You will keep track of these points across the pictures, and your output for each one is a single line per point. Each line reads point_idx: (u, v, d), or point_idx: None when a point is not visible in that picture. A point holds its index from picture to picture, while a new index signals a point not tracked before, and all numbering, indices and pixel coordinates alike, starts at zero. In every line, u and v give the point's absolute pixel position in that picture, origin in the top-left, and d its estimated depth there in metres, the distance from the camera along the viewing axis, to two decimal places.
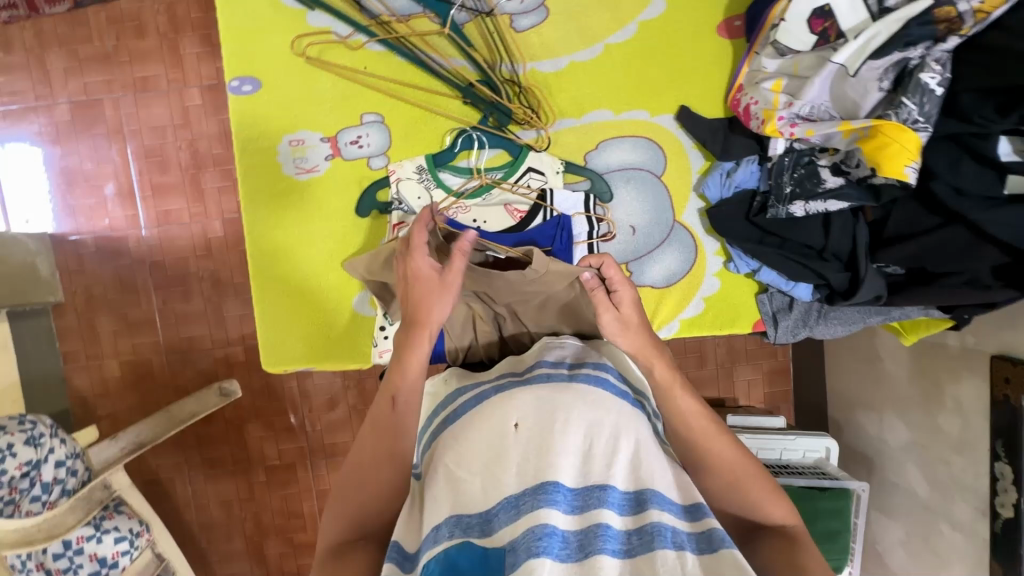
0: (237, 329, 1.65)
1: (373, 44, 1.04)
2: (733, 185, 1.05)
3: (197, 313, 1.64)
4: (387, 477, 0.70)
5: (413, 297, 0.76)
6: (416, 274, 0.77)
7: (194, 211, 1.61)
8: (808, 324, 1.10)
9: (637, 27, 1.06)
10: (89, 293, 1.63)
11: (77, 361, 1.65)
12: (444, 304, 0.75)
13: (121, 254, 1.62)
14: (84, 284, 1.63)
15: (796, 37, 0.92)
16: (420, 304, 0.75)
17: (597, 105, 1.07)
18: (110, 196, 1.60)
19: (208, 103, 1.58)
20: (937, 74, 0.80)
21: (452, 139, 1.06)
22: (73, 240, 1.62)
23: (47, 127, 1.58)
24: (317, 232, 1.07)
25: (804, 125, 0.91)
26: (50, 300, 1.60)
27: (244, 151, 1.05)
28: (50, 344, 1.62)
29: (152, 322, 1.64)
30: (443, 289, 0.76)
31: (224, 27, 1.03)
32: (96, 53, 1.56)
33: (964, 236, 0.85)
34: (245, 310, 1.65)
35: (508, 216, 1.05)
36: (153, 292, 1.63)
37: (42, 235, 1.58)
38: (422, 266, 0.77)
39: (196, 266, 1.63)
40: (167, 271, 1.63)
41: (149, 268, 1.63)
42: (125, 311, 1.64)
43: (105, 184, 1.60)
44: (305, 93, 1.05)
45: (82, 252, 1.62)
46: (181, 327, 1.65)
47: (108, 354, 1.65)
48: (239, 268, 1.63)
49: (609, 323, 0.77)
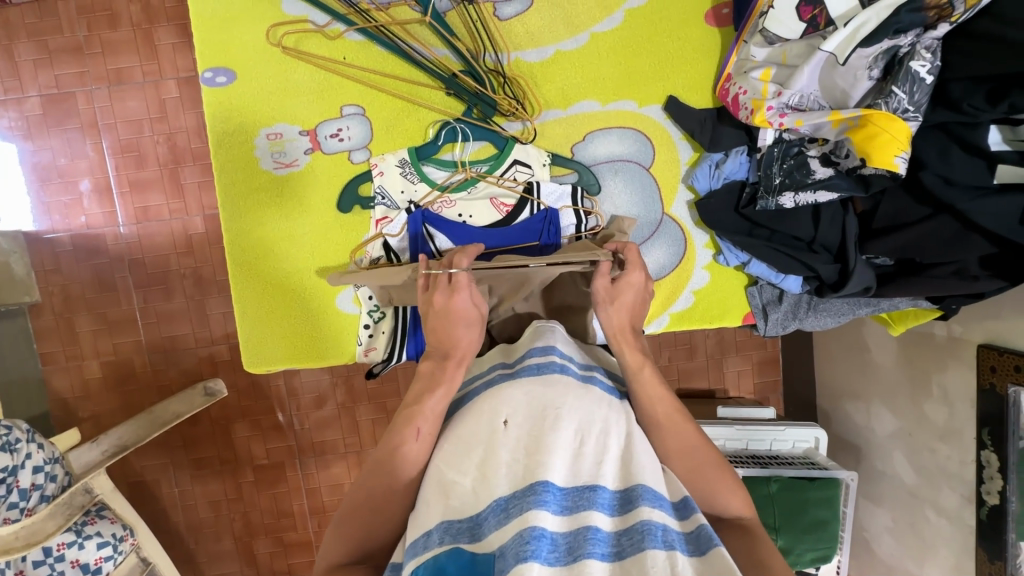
0: (222, 328, 1.62)
1: (351, 33, 1.01)
2: (722, 176, 1.03)
3: (180, 312, 1.60)
4: (376, 499, 0.68)
5: (443, 331, 0.78)
6: (453, 313, 0.79)
7: (174, 207, 1.57)
8: (798, 316, 1.09)
9: (623, 16, 1.03)
10: (66, 292, 1.59)
11: (55, 363, 1.60)
12: (472, 330, 0.78)
13: (99, 252, 1.58)
14: (60, 284, 1.58)
15: (784, 25, 0.89)
16: (452, 338, 0.77)
17: (583, 94, 1.04)
18: (85, 191, 1.55)
19: (185, 96, 1.53)
20: (927, 62, 0.78)
21: (436, 132, 1.03)
22: (49, 238, 1.56)
23: (17, 122, 1.52)
24: (297, 226, 1.04)
25: (793, 114, 0.90)
26: (25, 300, 1.55)
27: (220, 145, 1.01)
28: (28, 346, 1.58)
29: (133, 322, 1.60)
30: (478, 322, 0.80)
31: (194, 17, 0.99)
32: (66, 44, 1.50)
33: (951, 228, 0.84)
34: (229, 308, 1.61)
35: (493, 210, 1.04)
36: (133, 292, 1.59)
37: (15, 234, 1.52)
38: (461, 304, 0.79)
39: (178, 263, 1.59)
40: (147, 269, 1.59)
41: (128, 266, 1.58)
42: (105, 311, 1.60)
43: (79, 180, 1.55)
44: (281, 84, 1.01)
45: (58, 250, 1.57)
46: (163, 327, 1.61)
47: (88, 355, 1.61)
48: (222, 266, 1.59)
49: (601, 287, 0.82)
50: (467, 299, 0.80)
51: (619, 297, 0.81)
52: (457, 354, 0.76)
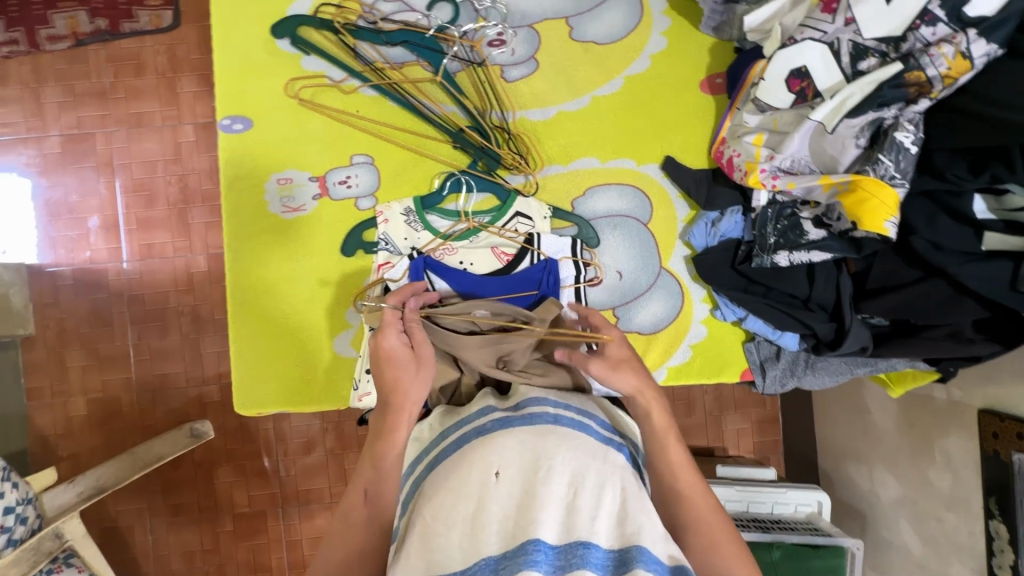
0: (214, 368, 1.61)
1: (366, 88, 1.06)
2: (718, 234, 1.06)
3: (174, 349, 1.59)
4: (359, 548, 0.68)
5: (389, 376, 0.79)
6: (389, 354, 0.80)
7: (178, 245, 1.60)
8: (796, 374, 1.08)
9: (624, 81, 1.09)
10: (61, 326, 1.58)
11: (41, 398, 1.58)
12: (418, 382, 0.78)
13: (99, 286, 1.59)
14: (56, 318, 1.58)
15: (775, 96, 0.92)
16: (396, 384, 0.78)
17: (584, 152, 1.09)
18: (93, 228, 1.59)
19: (201, 140, 1.61)
20: (910, 133, 0.80)
21: (441, 182, 1.07)
22: (51, 271, 1.58)
23: (36, 159, 1.58)
24: (300, 268, 1.05)
25: (786, 177, 0.94)
26: (19, 333, 1.54)
27: (231, 188, 1.04)
28: (16, 380, 1.56)
29: (126, 358, 1.59)
30: (414, 361, 0.80)
31: (218, 69, 1.05)
32: (92, 89, 1.58)
33: (944, 291, 0.85)
34: (223, 347, 1.61)
35: (495, 258, 1.06)
36: (129, 328, 1.59)
37: (19, 266, 1.55)
38: (391, 343, 0.81)
39: (177, 301, 1.60)
40: (145, 306, 1.59)
41: (127, 302, 1.59)
42: (98, 346, 1.59)
43: (88, 217, 1.59)
44: (295, 133, 1.06)
45: (59, 284, 1.58)
46: (156, 364, 1.59)
47: (76, 392, 1.59)
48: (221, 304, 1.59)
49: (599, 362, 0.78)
50: (397, 335, 0.82)
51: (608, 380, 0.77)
52: (397, 400, 0.77)
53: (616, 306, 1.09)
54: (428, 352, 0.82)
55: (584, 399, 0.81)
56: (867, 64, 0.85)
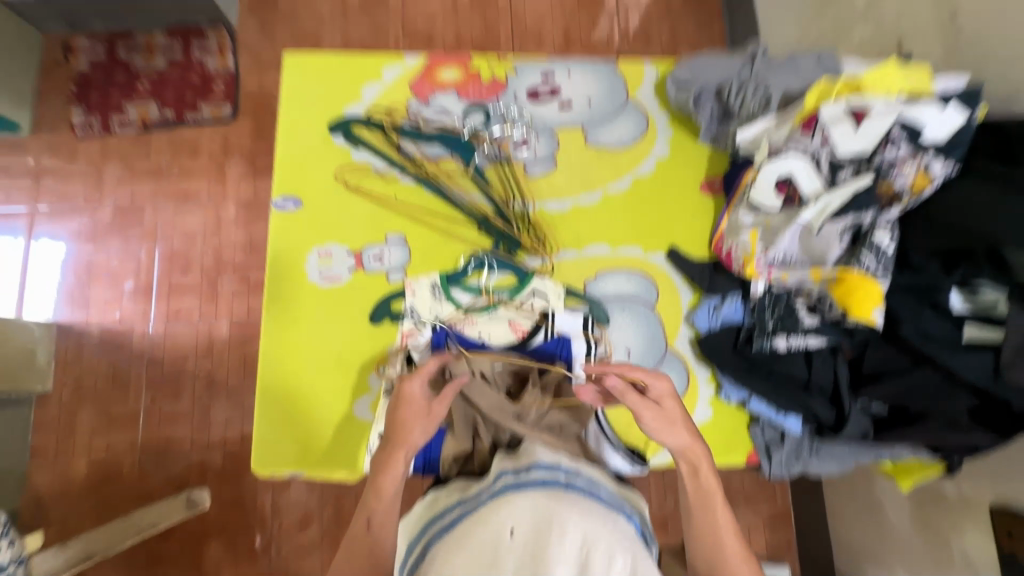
0: (221, 433, 1.70)
1: (405, 178, 1.21)
2: (720, 317, 1.13)
3: (184, 413, 1.71)
4: None
5: (398, 418, 0.92)
6: (407, 398, 0.93)
7: (204, 310, 1.77)
8: (802, 457, 1.10)
9: (632, 180, 1.24)
10: (78, 384, 1.72)
11: (43, 456, 1.68)
12: (421, 430, 0.90)
13: (120, 347, 1.75)
14: (75, 375, 1.72)
15: (766, 198, 1.03)
16: (402, 426, 0.90)
17: (597, 239, 1.20)
18: (127, 291, 1.78)
19: (240, 215, 1.84)
20: (887, 235, 0.92)
21: (465, 261, 1.17)
22: (78, 328, 1.75)
23: (85, 227, 1.82)
24: (328, 334, 1.13)
25: (779, 269, 1.05)
26: (37, 389, 1.67)
27: (276, 257, 1.16)
28: (23, 435, 1.67)
29: (135, 420, 1.70)
30: (423, 411, 0.92)
31: (280, 155, 1.20)
32: (149, 168, 1.85)
33: (935, 379, 0.91)
34: (231, 413, 1.71)
35: (511, 331, 1.13)
36: (144, 390, 1.72)
37: (49, 323, 1.72)
38: (412, 390, 0.93)
39: (194, 364, 1.74)
40: (163, 368, 1.74)
41: (146, 363, 1.74)
42: (110, 407, 1.71)
43: (124, 280, 1.79)
44: (339, 212, 1.18)
45: (84, 341, 1.75)
46: (163, 428, 1.70)
47: (79, 451, 1.68)
48: (235, 369, 1.74)
49: (651, 418, 0.89)
50: (420, 386, 0.94)
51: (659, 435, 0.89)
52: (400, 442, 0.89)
53: None
54: (440, 410, 0.92)
55: (592, 469, 0.83)
56: (844, 174, 0.96)
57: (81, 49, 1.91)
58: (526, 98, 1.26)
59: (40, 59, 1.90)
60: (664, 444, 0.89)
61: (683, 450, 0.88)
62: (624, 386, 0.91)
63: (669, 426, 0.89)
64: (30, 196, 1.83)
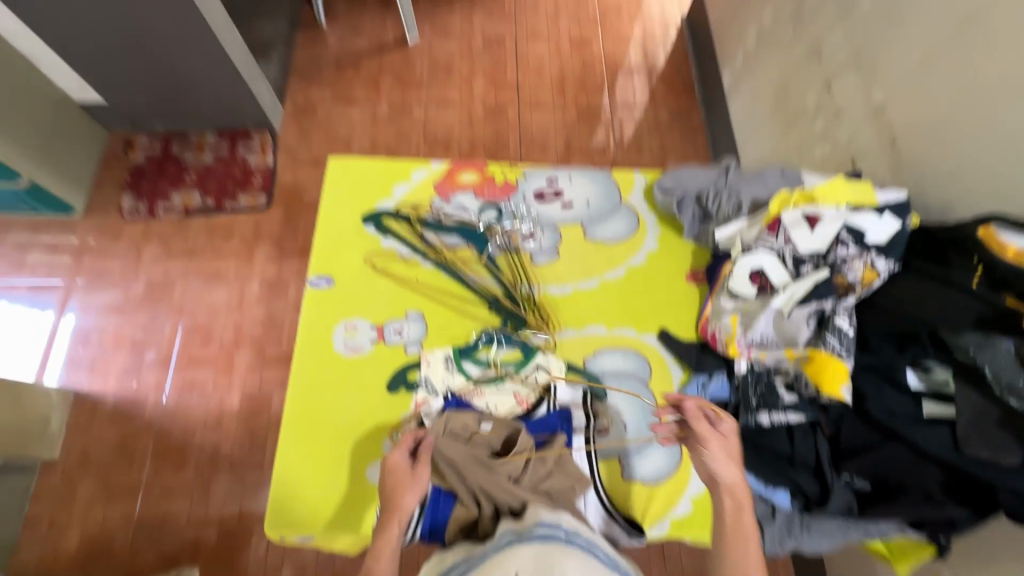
0: (218, 509, 1.72)
1: (426, 262, 1.38)
2: (708, 395, 1.23)
3: (184, 486, 1.73)
4: None
5: (391, 488, 1.03)
6: (394, 467, 1.05)
7: (218, 382, 1.86)
8: (793, 534, 1.14)
9: (626, 270, 1.40)
10: (84, 453, 1.76)
11: (36, 528, 1.68)
12: (413, 493, 1.02)
13: (132, 416, 1.81)
14: (83, 443, 1.77)
15: (742, 287, 1.19)
16: (396, 494, 1.02)
17: (594, 321, 1.34)
18: (147, 361, 1.88)
19: (263, 293, 1.99)
20: (847, 320, 1.06)
21: (476, 336, 1.30)
22: (94, 396, 1.83)
23: (117, 300, 1.96)
24: (348, 400, 1.22)
25: (758, 349, 1.17)
26: (45, 456, 1.71)
27: (307, 328, 1.29)
28: (21, 503, 1.68)
29: (135, 490, 1.72)
30: (410, 477, 1.04)
31: (319, 239, 1.38)
32: (185, 249, 2.04)
33: (905, 454, 0.99)
34: (232, 487, 1.74)
35: (516, 403, 1.23)
36: (148, 460, 1.76)
37: (68, 390, 1.80)
38: (398, 459, 1.06)
39: (202, 436, 1.80)
40: (171, 438, 1.79)
41: (154, 433, 1.79)
42: (112, 477, 1.74)
43: (147, 351, 1.90)
44: (366, 290, 1.34)
45: (98, 409, 1.81)
46: (161, 500, 1.72)
47: (73, 523, 1.68)
48: (240, 442, 1.79)
49: (716, 445, 1.04)
50: (404, 454, 1.07)
51: (710, 467, 1.03)
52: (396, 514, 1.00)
53: (622, 455, 1.21)
54: (423, 472, 1.05)
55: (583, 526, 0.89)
56: (806, 268, 1.13)
57: (140, 145, 2.18)
58: (533, 198, 1.47)
59: (103, 154, 2.16)
60: (717, 472, 1.02)
61: (732, 486, 1.02)
62: (698, 412, 1.09)
63: (727, 456, 1.04)
64: (71, 271, 1.99)
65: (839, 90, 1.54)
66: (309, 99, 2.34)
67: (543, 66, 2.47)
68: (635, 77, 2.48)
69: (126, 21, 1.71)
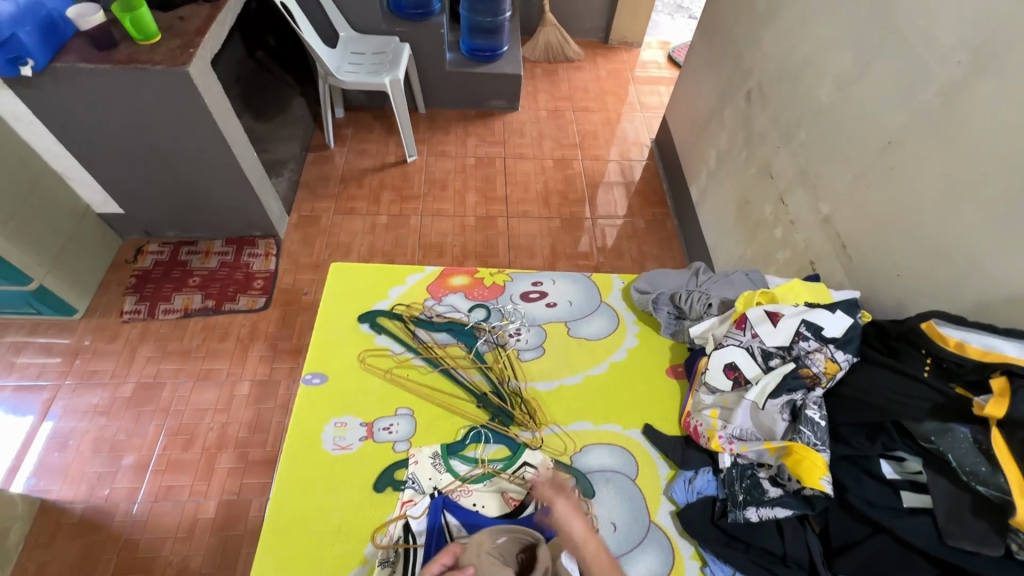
0: None
1: (416, 359, 1.43)
2: (695, 490, 1.22)
3: None
4: None
5: None
6: None
7: (196, 488, 1.80)
8: None
9: (609, 365, 1.46)
10: (38, 572, 1.64)
11: None
12: None
13: (99, 527, 1.72)
14: (40, 560, 1.66)
15: (719, 381, 1.25)
16: None
17: (579, 416, 1.37)
18: (124, 466, 1.83)
19: (252, 393, 2.00)
20: (816, 411, 1.12)
21: (464, 433, 1.31)
22: (62, 504, 1.75)
23: (103, 401, 1.95)
24: (333, 499, 1.20)
25: (739, 442, 1.19)
26: None
27: (297, 426, 1.30)
28: None
29: None
30: None
31: (316, 337, 1.45)
32: (180, 348, 2.09)
33: (894, 548, 0.99)
34: None
35: (504, 502, 1.22)
36: None
37: (34, 498, 1.72)
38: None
39: (170, 548, 1.69)
40: (137, 552, 1.68)
41: (120, 546, 1.69)
42: None
43: (125, 454, 1.85)
44: (359, 387, 1.37)
45: (64, 518, 1.73)
46: None
47: None
48: (210, 556, 1.69)
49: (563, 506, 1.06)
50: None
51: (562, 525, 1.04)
52: None
53: None
54: None
55: None
56: (775, 361, 1.20)
57: (150, 251, 2.32)
58: (519, 298, 1.58)
59: (113, 259, 2.29)
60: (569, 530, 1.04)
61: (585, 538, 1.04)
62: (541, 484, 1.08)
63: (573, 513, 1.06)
64: (61, 372, 2.00)
65: (791, 203, 1.74)
66: (314, 210, 2.55)
67: (530, 181, 2.75)
68: (614, 190, 2.75)
69: (156, 146, 1.93)
